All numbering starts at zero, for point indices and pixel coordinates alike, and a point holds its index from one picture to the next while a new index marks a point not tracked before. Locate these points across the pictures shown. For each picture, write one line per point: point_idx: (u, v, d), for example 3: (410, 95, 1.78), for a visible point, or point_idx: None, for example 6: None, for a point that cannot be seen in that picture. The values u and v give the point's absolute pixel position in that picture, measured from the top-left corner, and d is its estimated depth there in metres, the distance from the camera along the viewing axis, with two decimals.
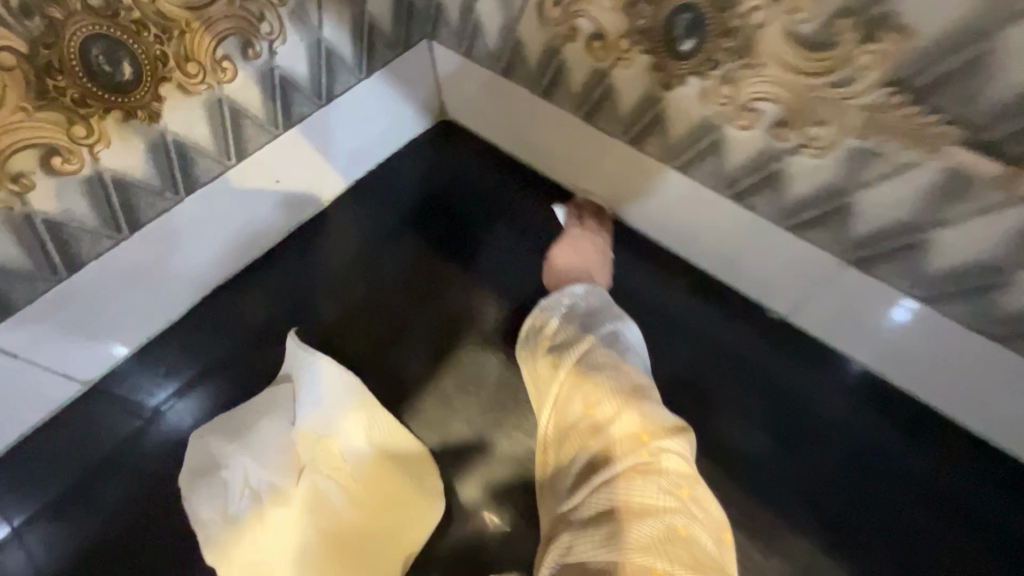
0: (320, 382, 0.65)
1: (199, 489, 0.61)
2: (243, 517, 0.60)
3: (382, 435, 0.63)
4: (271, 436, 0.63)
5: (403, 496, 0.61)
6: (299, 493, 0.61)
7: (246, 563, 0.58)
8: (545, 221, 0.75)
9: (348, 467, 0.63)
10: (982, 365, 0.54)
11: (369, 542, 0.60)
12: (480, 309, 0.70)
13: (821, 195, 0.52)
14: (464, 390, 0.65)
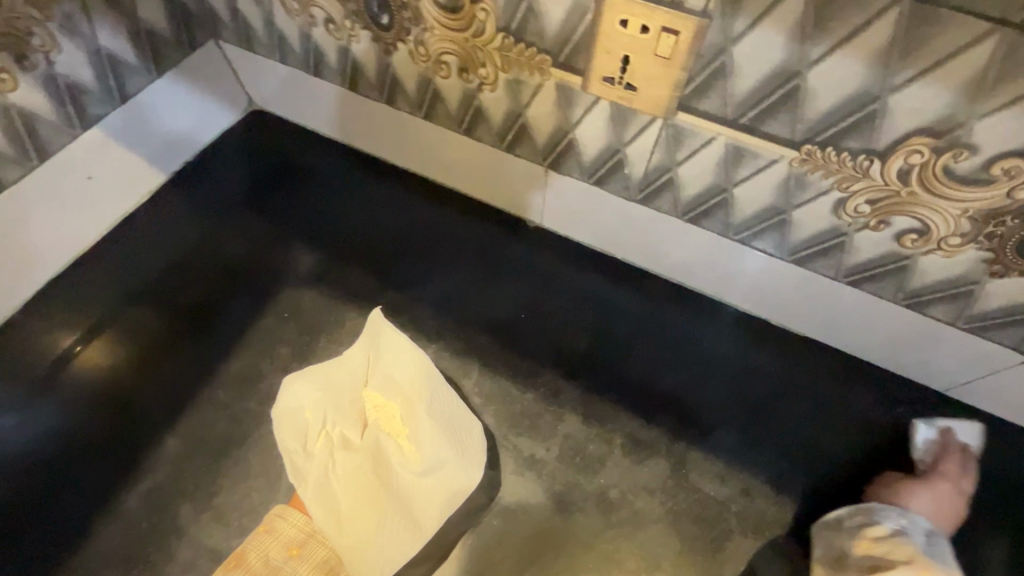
0: (386, 357, 0.71)
1: (287, 424, 0.68)
2: (318, 455, 0.67)
3: (436, 406, 0.70)
4: (346, 393, 0.70)
5: (447, 462, 0.67)
6: (366, 445, 0.68)
7: (320, 493, 0.66)
8: (341, 184, 0.90)
9: (409, 428, 0.69)
10: (635, 225, 0.75)
11: (417, 493, 0.66)
12: (299, 256, 0.85)
13: (509, 119, 0.71)
14: (287, 322, 0.79)
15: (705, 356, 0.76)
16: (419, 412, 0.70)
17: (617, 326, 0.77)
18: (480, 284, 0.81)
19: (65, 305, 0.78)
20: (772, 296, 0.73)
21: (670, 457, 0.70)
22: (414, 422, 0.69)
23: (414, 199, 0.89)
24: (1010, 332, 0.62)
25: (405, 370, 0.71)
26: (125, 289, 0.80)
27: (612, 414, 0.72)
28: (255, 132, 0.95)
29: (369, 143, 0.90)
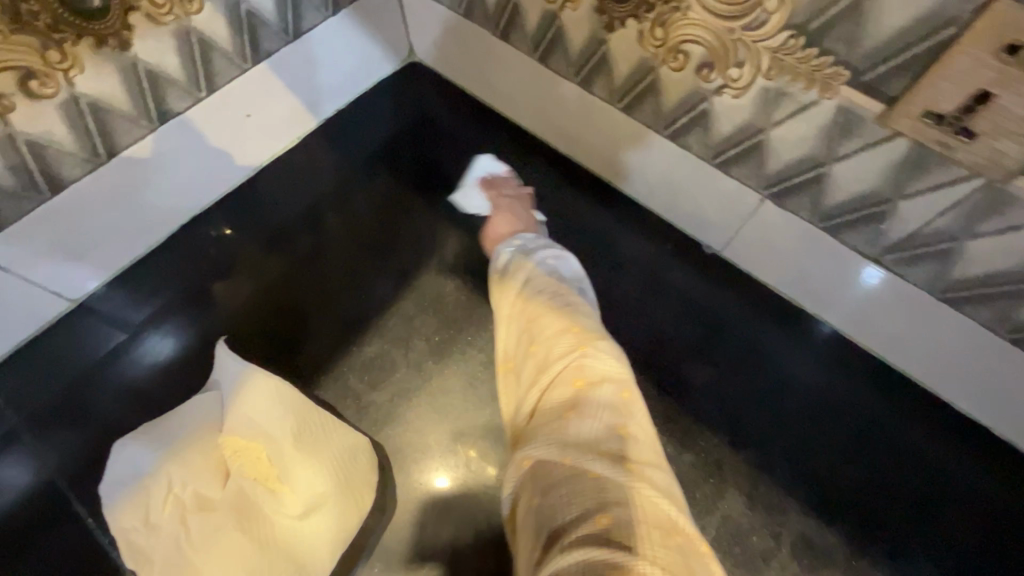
0: (246, 395, 0.66)
1: (127, 500, 0.62)
2: (167, 525, 0.61)
3: (309, 439, 0.65)
4: (198, 445, 0.64)
5: (328, 495, 0.63)
6: (226, 498, 0.62)
7: (171, 566, 0.59)
8: (484, 156, 0.81)
9: (278, 469, 0.64)
10: (797, 247, 0.63)
11: (301, 537, 0.61)
12: (443, 236, 0.77)
13: (738, 132, 0.57)
14: (423, 308, 0.72)
15: (913, 457, 0.62)
16: (286, 447, 0.64)
17: (805, 396, 0.64)
18: (645, 312, 0.69)
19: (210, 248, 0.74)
20: (1017, 410, 0.58)
21: (850, 573, 0.58)
22: (282, 461, 0.64)
23: (579, 195, 0.76)
24: None
25: (266, 405, 0.65)
26: (265, 239, 0.75)
27: (782, 503, 0.61)
28: (406, 85, 0.87)
29: (524, 113, 0.79)
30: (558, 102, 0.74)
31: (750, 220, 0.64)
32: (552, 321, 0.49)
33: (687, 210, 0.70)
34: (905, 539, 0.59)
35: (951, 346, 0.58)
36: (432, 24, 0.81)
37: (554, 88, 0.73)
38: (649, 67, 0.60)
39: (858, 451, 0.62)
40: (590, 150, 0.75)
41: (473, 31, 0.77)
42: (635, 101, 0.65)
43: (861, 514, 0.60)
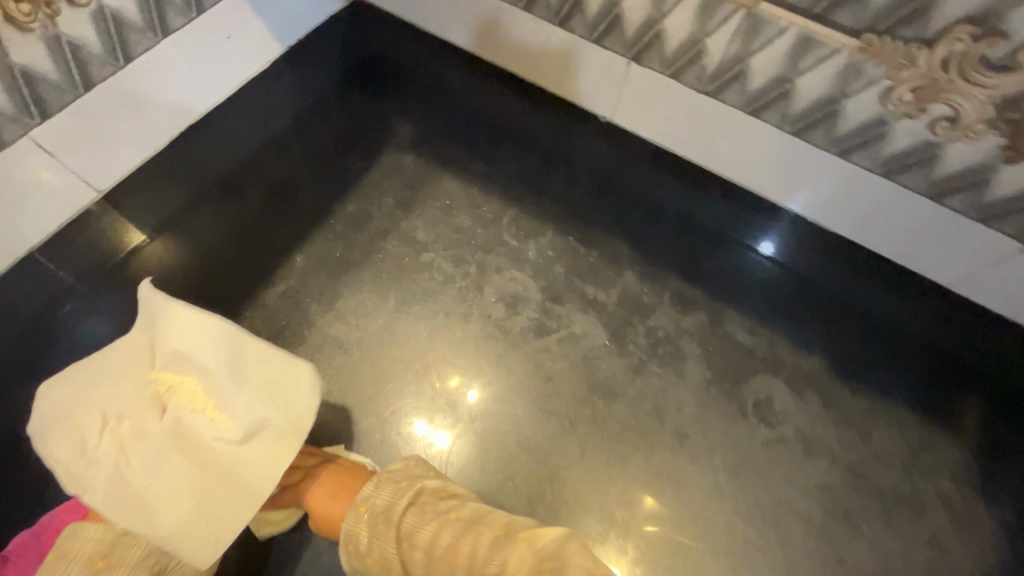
0: (176, 330, 0.67)
1: (58, 437, 0.61)
2: (104, 456, 0.61)
3: (241, 367, 0.66)
4: (130, 381, 0.66)
5: (267, 422, 0.64)
6: (163, 429, 0.63)
7: (114, 491, 0.59)
8: (426, 68, 1.03)
9: (216, 399, 0.66)
10: (655, 100, 0.88)
11: (244, 461, 0.64)
12: (399, 127, 0.97)
13: (603, 9, 0.81)
14: (389, 177, 0.92)
15: (754, 244, 0.88)
16: (219, 378, 0.66)
17: (672, 205, 0.90)
18: (557, 170, 0.94)
19: (205, 155, 0.90)
20: (815, 194, 0.84)
21: (712, 313, 0.82)
22: (218, 392, 0.66)
23: (507, 95, 1.00)
24: (1014, 221, 0.71)
25: (199, 337, 0.66)
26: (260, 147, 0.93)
27: (664, 274, 0.85)
28: (355, 20, 1.06)
29: (451, 29, 1.00)
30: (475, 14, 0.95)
31: (622, 85, 0.89)
32: (389, 531, 0.59)
33: (580, 86, 0.94)
34: (759, 302, 0.83)
35: (773, 156, 0.83)
36: None
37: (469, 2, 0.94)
38: None
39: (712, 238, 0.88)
40: (504, 51, 0.97)
41: None
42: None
43: (715, 277, 0.85)
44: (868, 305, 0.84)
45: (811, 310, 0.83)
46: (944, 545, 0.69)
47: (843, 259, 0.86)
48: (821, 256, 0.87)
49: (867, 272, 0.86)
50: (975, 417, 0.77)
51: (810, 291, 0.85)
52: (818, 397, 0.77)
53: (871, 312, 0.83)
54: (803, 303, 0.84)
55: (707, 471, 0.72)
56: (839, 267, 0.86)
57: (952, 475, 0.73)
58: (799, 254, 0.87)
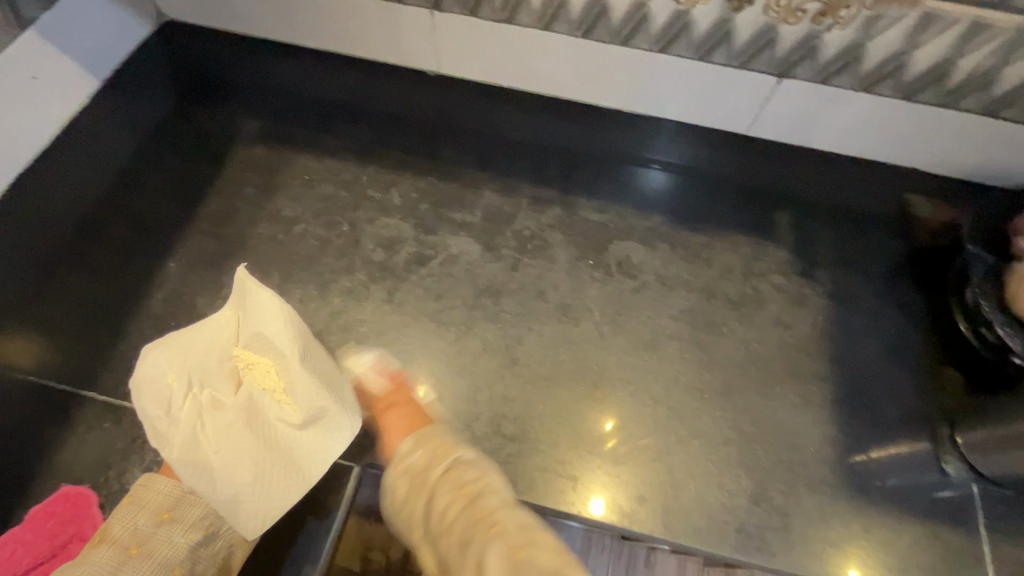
0: (260, 315, 0.73)
1: (148, 394, 0.69)
2: (184, 417, 0.68)
3: (314, 360, 0.73)
4: (215, 355, 0.73)
5: (327, 411, 0.71)
6: (237, 403, 0.71)
7: (185, 455, 0.66)
8: (258, 70, 1.07)
9: (286, 384, 0.72)
10: (469, 40, 0.98)
11: (300, 445, 0.71)
12: (244, 125, 1.01)
13: None
14: (244, 169, 0.95)
15: (628, 154, 1.05)
16: (292, 363, 0.72)
17: (513, 131, 1.05)
18: (407, 125, 1.04)
19: (54, 198, 0.88)
20: (625, 86, 0.99)
21: (564, 204, 0.94)
22: (290, 377, 0.72)
23: (342, 71, 1.06)
24: (762, 59, 0.88)
25: (277, 326, 0.72)
26: (111, 179, 0.94)
27: (517, 185, 0.96)
28: (171, 45, 1.08)
29: (265, 27, 1.04)
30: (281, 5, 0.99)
31: (435, 34, 0.98)
32: (474, 467, 0.64)
33: (400, 48, 1.02)
34: (615, 185, 0.97)
35: (586, 62, 0.96)
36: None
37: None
38: None
39: (561, 148, 1.04)
40: (320, 33, 1.02)
41: None
42: None
43: (562, 177, 0.97)
44: (759, 176, 1.03)
45: (705, 194, 0.97)
46: (787, 324, 0.84)
47: (732, 147, 1.03)
48: (705, 150, 1.04)
49: (745, 152, 1.03)
50: (788, 223, 0.95)
51: (705, 181, 1.03)
52: (666, 244, 0.90)
53: (754, 188, 1.03)
54: (697, 191, 0.97)
55: (592, 327, 0.83)
56: (729, 153, 1.04)
57: (781, 271, 0.89)
58: (654, 149, 1.04)
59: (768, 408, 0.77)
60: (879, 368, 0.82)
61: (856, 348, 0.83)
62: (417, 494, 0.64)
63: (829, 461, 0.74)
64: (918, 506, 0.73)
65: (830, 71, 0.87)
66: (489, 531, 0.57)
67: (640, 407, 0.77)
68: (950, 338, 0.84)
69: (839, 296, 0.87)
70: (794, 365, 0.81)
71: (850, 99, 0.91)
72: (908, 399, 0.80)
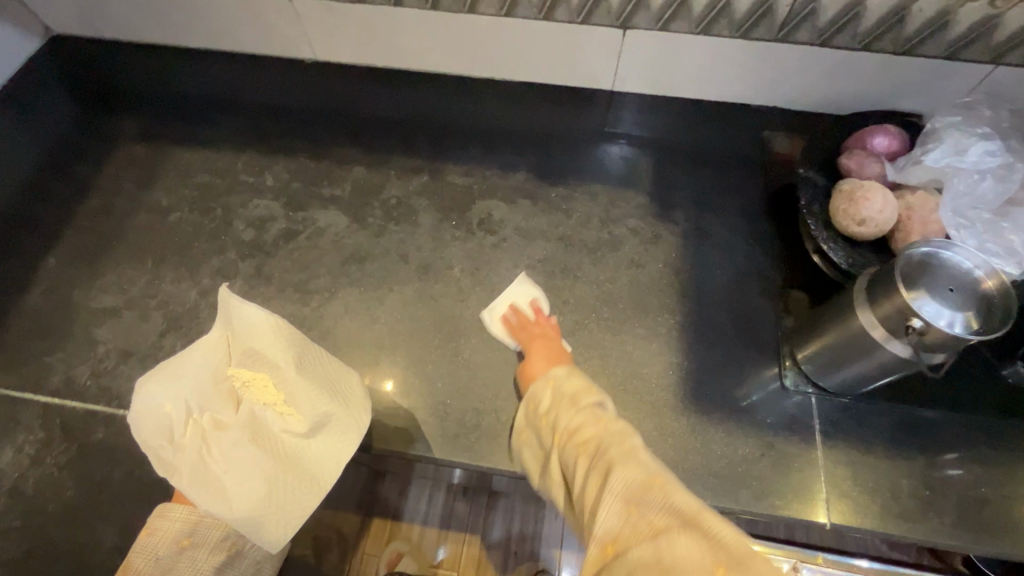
0: (251, 330, 0.71)
1: (144, 424, 0.66)
2: (187, 445, 0.66)
3: (307, 364, 0.71)
4: (209, 377, 0.70)
5: (332, 416, 0.69)
6: (239, 420, 0.68)
7: (197, 478, 0.65)
8: (147, 78, 1.13)
9: (285, 395, 0.70)
10: (333, 24, 1.01)
11: (310, 453, 0.68)
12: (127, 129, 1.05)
13: None
14: (125, 168, 0.99)
15: (518, 130, 1.13)
16: (289, 374, 0.70)
17: (399, 111, 1.13)
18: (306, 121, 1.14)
19: None
20: (491, 54, 1.02)
21: (432, 171, 0.97)
22: (288, 387, 0.70)
23: (223, 67, 1.10)
24: (600, 12, 0.92)
25: (266, 336, 0.70)
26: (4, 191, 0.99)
27: (388, 158, 1.00)
28: (65, 62, 1.10)
29: (142, 31, 1.07)
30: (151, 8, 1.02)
31: (301, 21, 1.02)
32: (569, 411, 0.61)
33: (273, 38, 1.06)
34: (484, 149, 1.00)
35: (448, 33, 1.00)
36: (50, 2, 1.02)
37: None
38: None
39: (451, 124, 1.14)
40: (195, 32, 1.06)
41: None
42: None
43: (432, 146, 1.01)
44: (702, 130, 1.06)
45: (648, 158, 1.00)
46: (640, 263, 0.87)
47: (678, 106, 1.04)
48: (647, 112, 1.06)
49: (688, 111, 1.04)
50: (648, 170, 0.98)
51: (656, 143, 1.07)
52: (527, 200, 0.94)
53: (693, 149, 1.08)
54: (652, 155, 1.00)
55: (451, 282, 0.86)
56: (671, 112, 1.05)
57: (639, 215, 0.92)
58: (538, 119, 1.11)
59: (615, 342, 0.81)
60: (726, 298, 0.86)
61: (706, 282, 0.87)
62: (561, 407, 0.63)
63: (672, 387, 0.78)
64: (757, 423, 0.76)
65: (667, 17, 0.90)
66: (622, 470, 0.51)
67: (493, 352, 0.81)
68: (796, 262, 0.88)
69: (693, 234, 0.91)
70: (644, 302, 0.84)
71: (694, 44, 0.94)
72: (753, 324, 0.83)
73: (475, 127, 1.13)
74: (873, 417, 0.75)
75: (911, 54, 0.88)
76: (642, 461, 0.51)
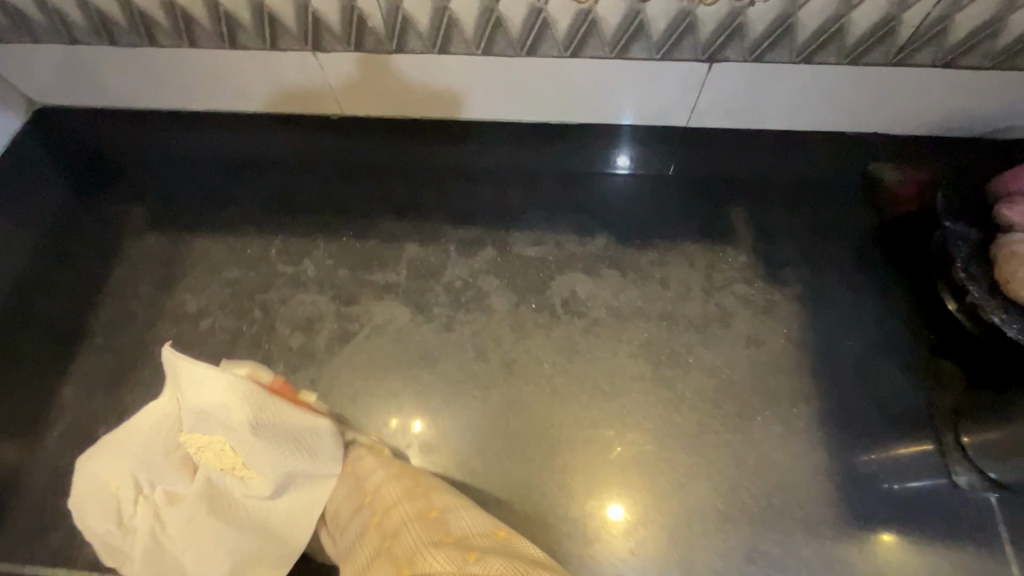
0: (192, 392, 0.54)
1: (92, 507, 0.57)
2: (139, 524, 0.56)
3: (264, 424, 0.55)
4: (157, 445, 0.58)
5: (299, 473, 0.58)
6: (196, 489, 0.58)
7: (151, 566, 0.55)
8: (141, 143, 0.97)
9: (244, 458, 0.57)
10: (364, 78, 0.87)
11: (277, 511, 0.59)
12: (131, 211, 0.91)
13: (256, 16, 0.77)
14: (140, 264, 0.85)
15: (574, 172, 0.95)
16: (246, 440, 0.55)
17: (438, 159, 0.96)
18: (323, 171, 0.95)
19: None
20: (548, 98, 0.88)
21: (496, 244, 0.84)
22: (245, 451, 0.56)
23: (237, 130, 0.96)
24: (685, 47, 0.78)
25: (214, 396, 0.54)
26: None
27: (442, 230, 0.86)
28: (52, 132, 0.95)
29: (142, 95, 0.92)
30: (150, 72, 0.87)
31: (325, 76, 0.87)
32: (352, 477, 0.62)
33: (294, 96, 0.91)
34: (550, 209, 0.87)
35: (498, 79, 0.85)
36: (31, 71, 0.87)
37: (135, 63, 0.85)
38: (170, 7, 0.76)
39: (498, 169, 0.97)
40: (203, 93, 0.91)
41: (52, 56, 0.84)
42: (188, 37, 0.81)
43: (491, 211, 0.88)
44: (783, 162, 0.91)
45: (741, 204, 0.87)
46: (759, 341, 0.75)
47: (763, 135, 0.90)
48: (725, 146, 0.92)
49: (771, 142, 0.91)
50: (744, 219, 0.86)
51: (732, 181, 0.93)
52: (613, 271, 0.81)
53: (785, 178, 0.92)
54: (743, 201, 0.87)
55: (542, 382, 0.74)
56: (753, 145, 0.91)
57: (744, 279, 0.80)
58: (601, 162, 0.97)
59: (747, 444, 0.69)
60: (867, 376, 0.73)
61: (839, 357, 0.74)
62: (357, 478, 0.61)
63: (822, 497, 0.66)
64: (930, 534, 0.65)
65: (768, 46, 0.76)
66: (387, 532, 0.53)
67: (604, 468, 0.69)
68: (941, 328, 0.75)
69: (812, 297, 0.78)
70: (772, 389, 0.72)
71: (794, 74, 0.80)
72: (905, 405, 0.71)
73: (531, 173, 0.95)
74: None
75: None
76: (466, 543, 0.50)
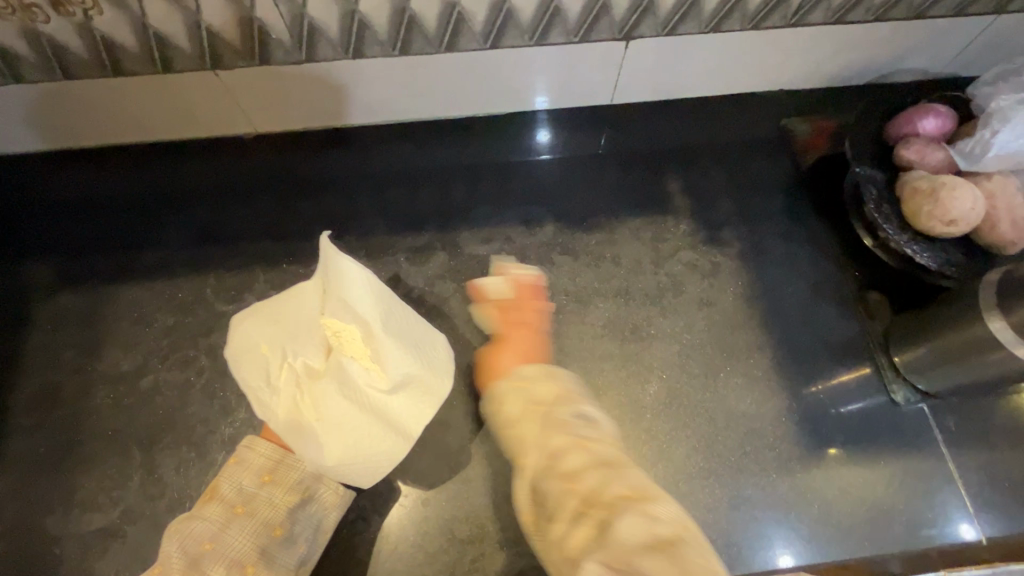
0: (338, 283, 0.65)
1: (244, 364, 0.64)
2: (284, 387, 0.65)
3: (394, 322, 0.67)
4: (304, 325, 0.67)
5: (415, 375, 0.66)
6: (331, 369, 0.65)
7: (292, 424, 0.63)
8: (22, 191, 0.84)
9: (375, 351, 0.65)
10: (275, 91, 0.81)
11: (392, 407, 0.65)
12: (30, 271, 0.80)
13: (140, 40, 0.70)
14: (54, 327, 0.77)
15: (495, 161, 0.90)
16: (381, 333, 0.65)
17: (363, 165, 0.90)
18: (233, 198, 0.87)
19: None
20: (472, 91, 0.87)
21: (446, 246, 0.83)
22: (376, 344, 0.65)
23: (137, 163, 0.87)
24: (601, 27, 0.78)
25: (360, 286, 0.66)
26: None
27: (389, 240, 0.84)
28: None
29: (17, 137, 0.81)
30: (22, 111, 0.77)
31: (231, 94, 0.80)
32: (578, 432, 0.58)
33: (198, 118, 0.84)
34: (496, 203, 0.87)
35: (419, 76, 0.82)
36: None
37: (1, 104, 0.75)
38: (34, 39, 0.67)
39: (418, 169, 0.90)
40: (93, 128, 0.82)
41: None
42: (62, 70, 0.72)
43: (435, 213, 0.86)
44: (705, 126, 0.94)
45: (672, 172, 0.90)
46: (710, 301, 0.79)
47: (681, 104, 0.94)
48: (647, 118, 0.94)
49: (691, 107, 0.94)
50: (680, 187, 0.89)
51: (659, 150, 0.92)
52: (566, 256, 0.82)
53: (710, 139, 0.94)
54: (672, 169, 0.91)
55: None
56: (673, 113, 0.94)
57: (688, 245, 0.84)
58: None
59: (715, 401, 0.74)
60: (807, 318, 0.79)
61: (782, 305, 0.80)
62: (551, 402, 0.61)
63: (787, 436, 0.72)
64: (880, 450, 0.72)
65: (679, 20, 0.79)
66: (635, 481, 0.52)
67: None
68: (864, 260, 0.83)
69: (751, 253, 0.84)
70: (729, 346, 0.77)
71: (704, 44, 0.83)
72: (843, 339, 0.78)
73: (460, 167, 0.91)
74: (979, 415, 0.74)
75: (928, 20, 0.83)
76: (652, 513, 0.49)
